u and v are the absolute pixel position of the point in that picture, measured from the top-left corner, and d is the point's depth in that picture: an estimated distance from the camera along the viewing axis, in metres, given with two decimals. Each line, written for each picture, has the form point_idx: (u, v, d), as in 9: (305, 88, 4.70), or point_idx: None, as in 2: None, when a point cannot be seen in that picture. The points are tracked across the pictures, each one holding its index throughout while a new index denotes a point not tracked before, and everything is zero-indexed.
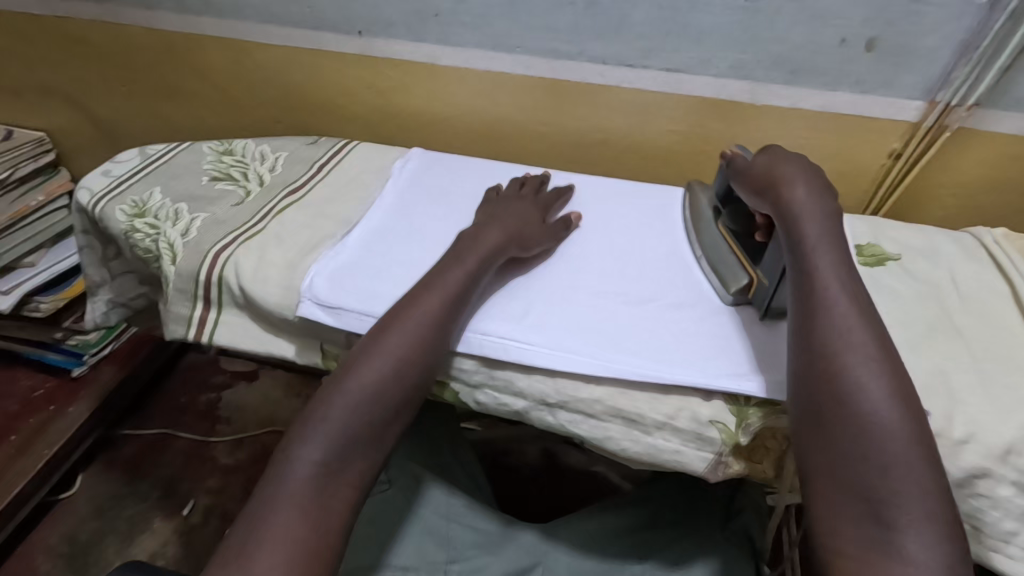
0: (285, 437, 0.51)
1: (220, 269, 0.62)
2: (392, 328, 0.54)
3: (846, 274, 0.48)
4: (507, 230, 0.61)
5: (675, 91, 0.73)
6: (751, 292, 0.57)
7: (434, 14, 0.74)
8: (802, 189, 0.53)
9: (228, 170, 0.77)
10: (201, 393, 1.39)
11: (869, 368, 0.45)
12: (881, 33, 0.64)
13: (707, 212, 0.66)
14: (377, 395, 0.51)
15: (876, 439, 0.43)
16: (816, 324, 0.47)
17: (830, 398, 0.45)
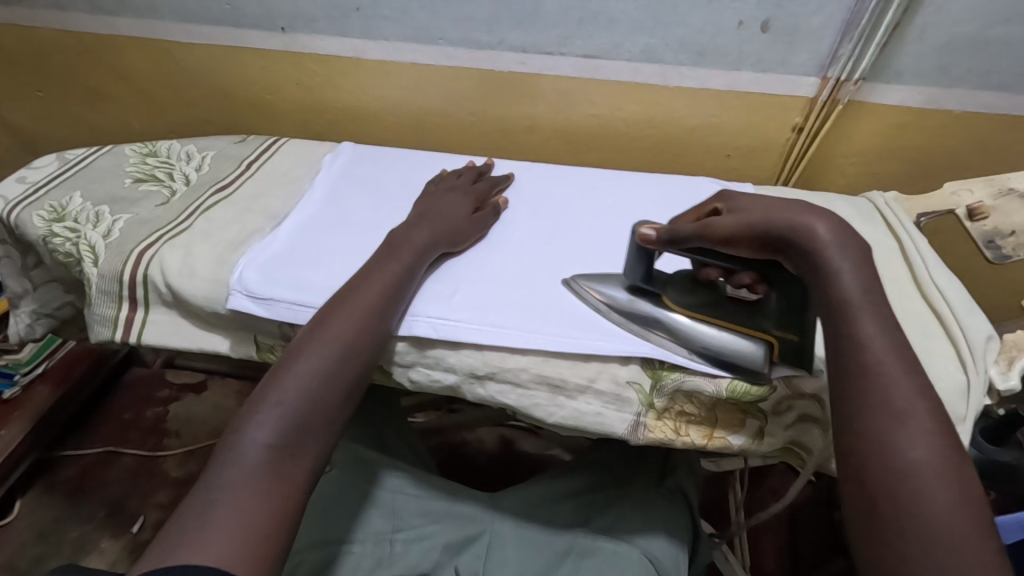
0: (230, 425, 0.47)
1: (145, 267, 0.62)
2: (338, 313, 0.54)
3: (885, 317, 0.43)
4: (435, 229, 0.63)
5: (593, 76, 0.77)
6: (777, 353, 0.52)
7: (355, 8, 0.74)
8: (824, 226, 0.44)
9: (152, 172, 0.76)
10: (146, 407, 1.35)
11: (918, 430, 0.39)
12: (773, 14, 0.69)
13: (645, 304, 0.57)
14: (328, 379, 0.50)
15: (920, 502, 0.36)
16: (848, 369, 0.42)
17: (884, 468, 0.38)
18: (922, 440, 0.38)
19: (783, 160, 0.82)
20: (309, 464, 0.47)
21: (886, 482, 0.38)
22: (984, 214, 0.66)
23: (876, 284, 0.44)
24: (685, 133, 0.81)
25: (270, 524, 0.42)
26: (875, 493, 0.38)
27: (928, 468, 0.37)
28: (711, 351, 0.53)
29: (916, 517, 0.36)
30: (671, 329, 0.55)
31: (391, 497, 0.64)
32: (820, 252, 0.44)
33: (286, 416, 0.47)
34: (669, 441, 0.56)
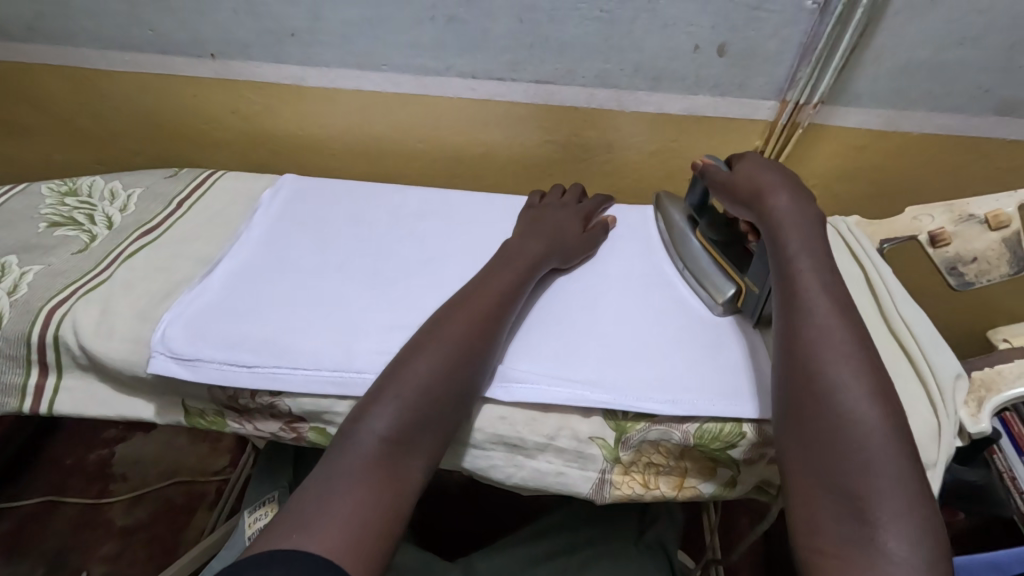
0: (349, 413, 0.49)
1: (56, 327, 0.56)
2: (456, 310, 0.54)
3: (829, 275, 0.48)
4: (550, 241, 0.63)
5: (547, 102, 0.73)
6: (741, 302, 0.58)
7: (290, 34, 0.68)
8: (785, 194, 0.54)
9: (70, 214, 0.70)
10: (88, 452, 1.26)
11: (838, 337, 0.44)
12: (728, 38, 0.66)
13: (682, 222, 0.66)
14: (444, 374, 0.49)
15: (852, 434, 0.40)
16: (794, 314, 0.47)
17: (810, 371, 0.43)
18: (837, 345, 0.44)
19: None
20: (423, 463, 0.47)
21: (807, 382, 0.43)
22: (947, 239, 0.65)
23: (818, 229, 0.51)
24: (644, 157, 0.78)
25: (376, 518, 0.43)
26: (801, 395, 0.43)
27: (845, 368, 0.43)
28: (693, 281, 0.61)
29: (836, 414, 0.41)
30: (687, 256, 0.63)
31: None
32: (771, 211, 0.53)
33: (405, 407, 0.47)
34: (637, 496, 0.52)
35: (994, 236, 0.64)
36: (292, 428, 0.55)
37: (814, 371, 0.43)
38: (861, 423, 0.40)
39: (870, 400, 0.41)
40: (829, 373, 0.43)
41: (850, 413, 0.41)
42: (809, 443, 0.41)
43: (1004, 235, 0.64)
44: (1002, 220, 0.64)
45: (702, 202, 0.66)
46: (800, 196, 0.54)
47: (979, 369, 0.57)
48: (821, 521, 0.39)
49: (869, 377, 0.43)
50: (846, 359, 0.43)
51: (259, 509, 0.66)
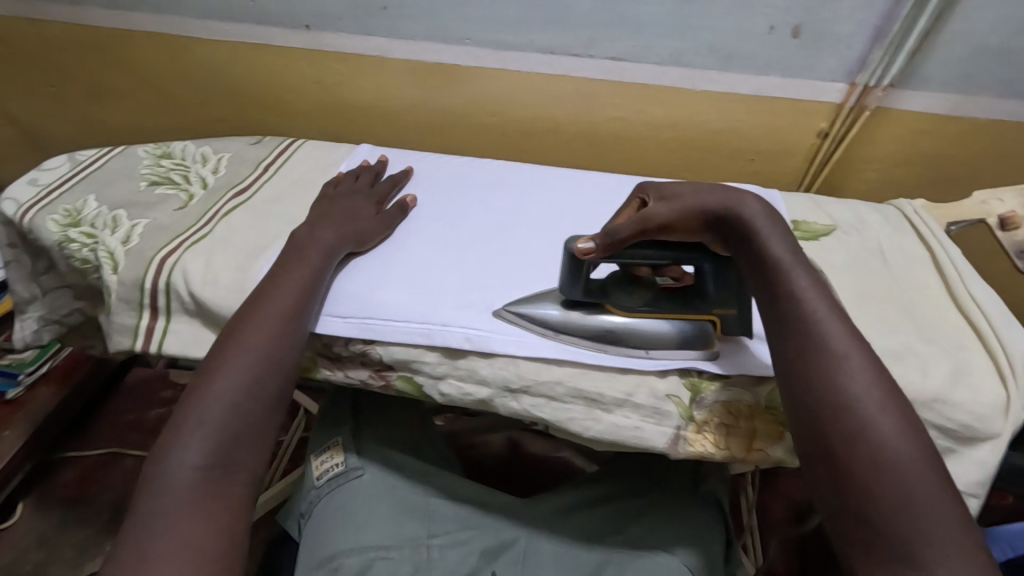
0: (152, 451, 0.47)
1: (167, 274, 0.60)
2: (256, 321, 0.54)
3: (838, 317, 0.46)
4: (342, 228, 0.63)
5: (619, 79, 0.76)
6: (717, 331, 0.56)
7: (380, 7, 0.73)
8: (755, 202, 0.51)
9: (167, 174, 0.74)
10: (148, 409, 1.33)
11: (861, 376, 0.43)
12: (803, 20, 0.68)
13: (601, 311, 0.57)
14: (247, 392, 0.50)
15: (894, 476, 0.40)
16: (810, 361, 0.45)
17: (837, 409, 0.42)
18: (863, 385, 0.43)
19: (807, 165, 0.81)
20: (246, 479, 0.48)
21: (835, 430, 0.42)
22: (1016, 224, 0.67)
23: (798, 247, 0.50)
24: (709, 136, 0.80)
25: (221, 535, 0.44)
26: (830, 437, 0.42)
27: (869, 402, 0.42)
28: (667, 350, 0.55)
29: (871, 453, 0.41)
30: (630, 335, 0.56)
31: (419, 501, 0.65)
32: (748, 227, 0.50)
33: (225, 428, 0.48)
34: (709, 455, 0.54)
35: None
36: (381, 375, 0.59)
37: (838, 409, 0.42)
38: (897, 458, 0.40)
39: (899, 431, 0.41)
40: (858, 410, 0.42)
41: (887, 448, 0.41)
42: (847, 486, 0.41)
43: None
44: None
45: (586, 285, 0.56)
46: (769, 208, 0.52)
47: None
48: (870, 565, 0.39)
49: (888, 404, 0.42)
50: (866, 391, 0.43)
51: (327, 454, 0.71)
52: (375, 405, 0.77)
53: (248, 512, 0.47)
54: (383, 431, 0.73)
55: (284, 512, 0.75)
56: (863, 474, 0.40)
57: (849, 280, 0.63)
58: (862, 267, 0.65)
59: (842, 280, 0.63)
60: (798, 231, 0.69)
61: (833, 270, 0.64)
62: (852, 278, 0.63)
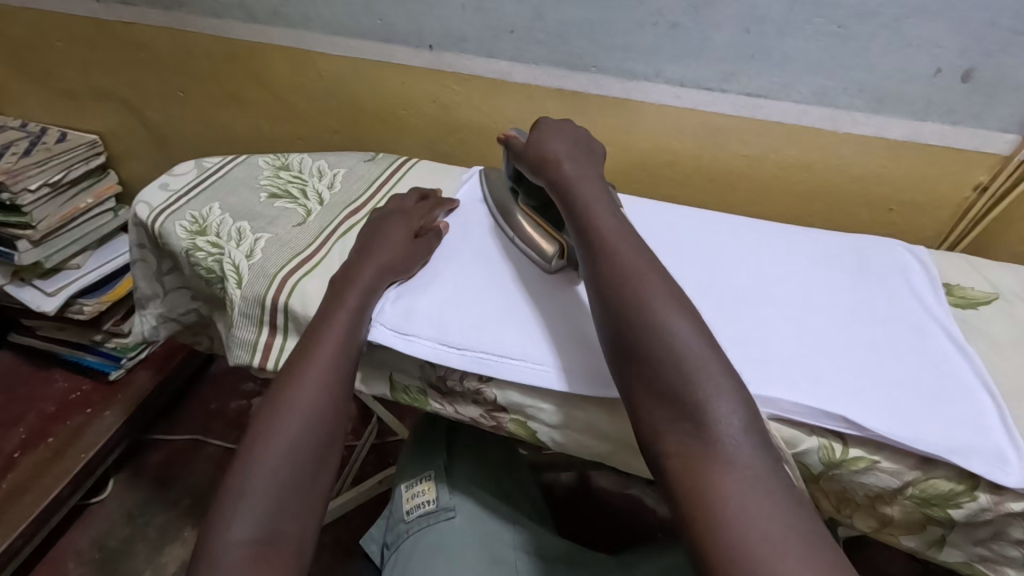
0: (201, 528, 0.45)
1: (287, 294, 0.60)
2: (301, 376, 0.52)
3: (626, 233, 0.53)
4: (380, 261, 0.61)
5: (753, 116, 0.71)
6: (565, 255, 0.62)
7: (508, 31, 0.71)
8: (569, 164, 0.60)
9: (285, 187, 0.75)
10: (231, 400, 1.37)
11: (646, 280, 0.48)
12: (979, 63, 0.61)
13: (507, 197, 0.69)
14: (297, 455, 0.48)
15: (679, 357, 0.44)
16: (610, 263, 0.50)
17: (633, 307, 0.47)
18: (652, 286, 0.48)
19: (955, 220, 0.73)
20: (293, 549, 0.45)
21: (630, 325, 0.46)
22: None
23: (597, 180, 0.59)
24: (846, 181, 0.74)
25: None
26: (631, 338, 0.46)
27: (659, 296, 0.47)
28: (522, 243, 0.64)
29: (660, 340, 0.45)
30: (508, 223, 0.66)
31: (510, 553, 0.61)
32: (562, 177, 0.59)
33: (272, 496, 0.46)
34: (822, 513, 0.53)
35: None
36: (493, 416, 0.57)
37: (638, 305, 0.47)
38: (680, 336, 0.44)
39: (682, 317, 0.46)
40: (651, 308, 0.46)
41: (675, 332, 0.45)
42: (649, 371, 0.44)
43: None
44: None
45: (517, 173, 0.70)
46: (585, 168, 0.60)
47: None
48: (670, 440, 0.42)
49: (675, 299, 0.47)
50: (662, 291, 0.48)
51: (418, 488, 0.68)
52: (469, 439, 0.74)
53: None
54: (478, 467, 0.70)
55: (365, 537, 0.72)
56: (656, 359, 0.44)
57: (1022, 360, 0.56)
58: None
59: (1015, 360, 0.56)
60: (954, 297, 0.62)
61: (1003, 346, 0.57)
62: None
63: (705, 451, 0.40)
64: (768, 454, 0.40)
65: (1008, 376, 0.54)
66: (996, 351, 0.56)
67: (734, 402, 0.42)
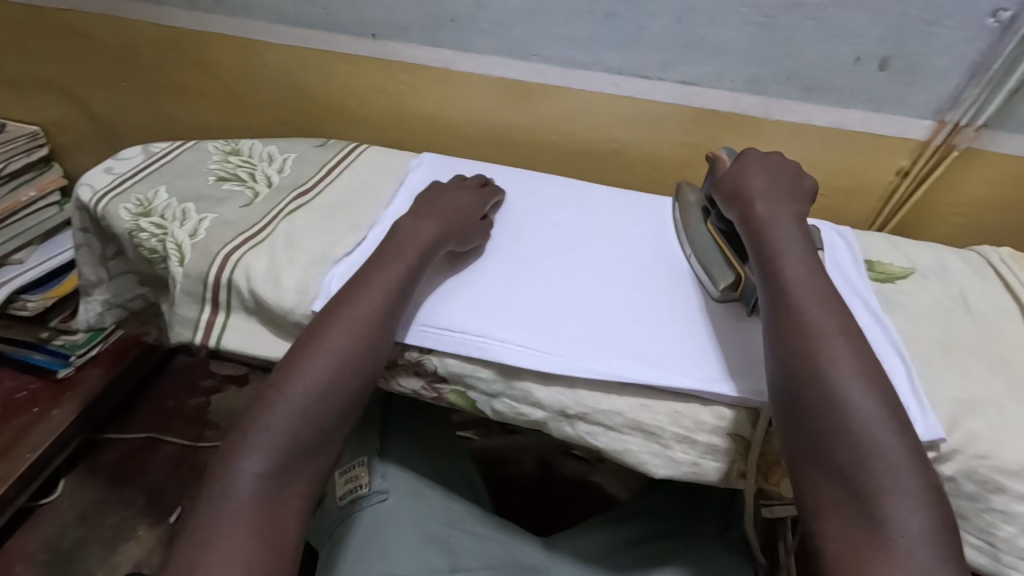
0: (221, 451, 0.49)
1: (230, 271, 0.61)
2: (336, 329, 0.53)
3: (826, 295, 0.50)
4: (448, 222, 0.62)
5: (688, 104, 0.74)
6: (739, 289, 0.58)
7: (450, 19, 0.74)
8: (762, 202, 0.57)
9: (234, 171, 0.76)
10: (189, 397, 1.34)
11: (838, 348, 0.47)
12: (894, 52, 0.65)
13: (696, 212, 0.67)
14: (318, 401, 0.50)
15: (860, 439, 0.43)
16: (797, 320, 0.49)
17: (810, 368, 0.46)
18: (839, 356, 0.46)
19: (882, 205, 0.77)
20: (302, 488, 0.49)
21: (810, 388, 0.45)
22: None
23: (794, 225, 0.56)
24: None
25: (272, 533, 0.46)
26: (803, 399, 0.45)
27: (847, 367, 0.45)
28: (698, 264, 0.62)
29: (834, 411, 0.44)
30: (692, 239, 0.64)
31: (444, 531, 0.64)
32: (755, 217, 0.57)
33: (290, 436, 0.48)
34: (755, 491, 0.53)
35: None
36: (433, 387, 0.57)
37: (818, 369, 0.46)
38: (860, 414, 0.44)
39: (864, 393, 0.44)
40: (832, 379, 0.45)
41: (854, 409, 0.44)
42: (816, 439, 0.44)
43: None
44: None
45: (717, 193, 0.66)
46: (784, 210, 0.57)
47: None
48: (831, 519, 0.42)
49: (868, 374, 0.45)
50: (850, 360, 0.46)
51: (349, 473, 0.68)
52: (401, 416, 0.75)
53: (300, 523, 0.48)
54: (412, 447, 0.72)
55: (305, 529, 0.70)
56: (827, 432, 0.44)
57: (932, 328, 0.59)
58: (946, 315, 0.61)
59: (927, 328, 0.59)
60: (874, 272, 0.66)
61: (915, 315, 0.60)
62: (935, 326, 0.59)
63: (874, 543, 0.40)
64: (943, 557, 0.39)
65: (920, 342, 0.57)
66: (910, 321, 0.60)
67: (917, 503, 0.40)
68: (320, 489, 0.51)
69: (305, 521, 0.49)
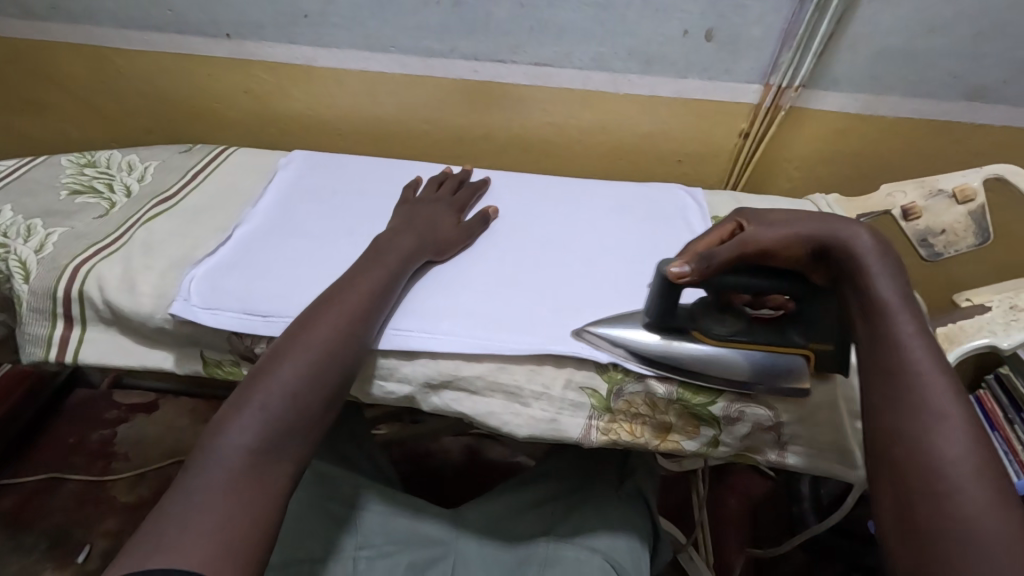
0: (207, 427, 0.47)
1: (81, 283, 0.59)
2: (326, 314, 0.53)
3: (945, 372, 0.45)
4: (422, 235, 0.63)
5: (545, 84, 0.78)
6: (813, 366, 0.53)
7: (303, 16, 0.74)
8: (865, 235, 0.49)
9: (90, 183, 0.73)
10: (92, 431, 1.24)
11: (952, 433, 0.42)
12: (716, 24, 0.70)
13: (677, 344, 0.53)
14: (313, 383, 0.49)
15: (970, 534, 0.38)
16: (911, 402, 0.43)
17: (927, 463, 0.41)
18: (955, 439, 0.41)
19: (733, 164, 0.84)
20: (288, 469, 0.46)
21: (916, 474, 0.41)
22: (917, 214, 0.68)
23: (911, 293, 0.48)
24: (637, 139, 0.82)
25: (259, 525, 0.43)
26: (918, 494, 0.41)
27: (965, 459, 0.41)
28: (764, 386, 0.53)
29: (947, 495, 0.40)
30: (719, 371, 0.53)
31: (347, 509, 0.63)
32: (858, 255, 0.48)
33: (278, 412, 0.47)
34: (623, 443, 0.55)
35: (961, 210, 0.67)
36: None
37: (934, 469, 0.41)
38: (985, 530, 0.38)
39: (991, 506, 0.39)
40: (949, 465, 0.41)
41: (967, 499, 0.39)
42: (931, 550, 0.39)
43: (970, 208, 0.67)
44: (968, 194, 0.67)
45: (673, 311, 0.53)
46: (887, 252, 0.49)
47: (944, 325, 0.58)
48: None
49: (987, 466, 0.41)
50: (972, 462, 0.41)
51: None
52: None
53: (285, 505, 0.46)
54: None
55: None
56: (947, 543, 0.38)
57: None
58: None
59: None
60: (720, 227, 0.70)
61: None
62: None
63: None
64: None
65: None
66: None
67: None
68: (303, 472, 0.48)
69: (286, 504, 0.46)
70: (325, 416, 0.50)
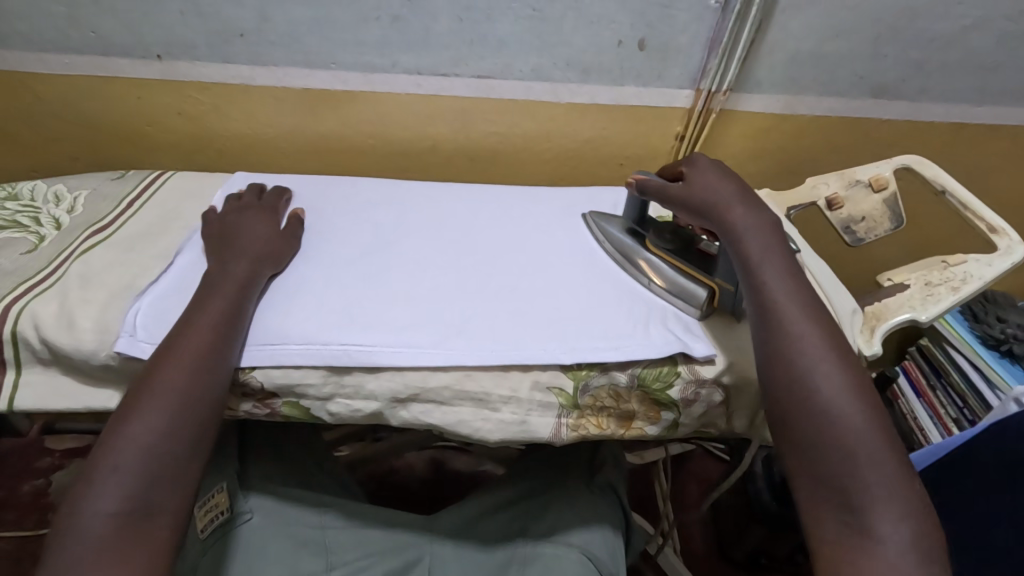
0: (63, 504, 0.45)
1: (14, 323, 0.56)
2: (178, 352, 0.51)
3: (805, 300, 0.51)
4: (250, 253, 0.61)
5: (489, 95, 0.80)
6: (716, 300, 0.61)
7: (238, 34, 0.72)
8: (738, 206, 0.57)
9: (14, 217, 0.69)
10: (25, 482, 1.14)
11: (813, 347, 0.49)
12: (647, 34, 0.74)
13: (630, 241, 0.67)
14: (172, 429, 0.48)
15: (836, 430, 0.45)
16: (777, 332, 0.50)
17: (794, 382, 0.48)
18: (815, 352, 0.49)
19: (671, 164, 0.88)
20: (169, 522, 0.46)
21: (788, 392, 0.48)
22: (840, 204, 0.74)
23: (779, 241, 0.55)
24: (581, 144, 0.85)
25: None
26: (783, 400, 0.48)
27: (825, 371, 0.48)
28: (667, 290, 0.63)
29: (815, 407, 0.47)
30: (646, 268, 0.65)
31: (317, 533, 0.62)
32: (733, 225, 0.56)
33: (141, 470, 0.46)
34: (592, 436, 0.57)
35: (877, 198, 0.74)
36: (266, 404, 0.56)
37: (804, 389, 0.47)
38: (846, 430, 0.45)
39: (852, 408, 0.46)
40: (808, 376, 0.48)
41: (830, 408, 0.46)
42: (807, 455, 0.46)
43: (884, 196, 0.74)
44: (882, 183, 0.73)
45: (641, 214, 0.69)
46: (755, 206, 0.57)
47: (871, 303, 0.64)
48: (829, 522, 0.44)
49: (847, 375, 0.48)
50: (827, 369, 0.48)
51: (209, 500, 0.59)
52: (264, 439, 0.71)
53: (168, 560, 0.46)
54: (274, 462, 0.68)
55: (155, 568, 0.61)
56: (806, 427, 0.46)
57: None
58: None
59: None
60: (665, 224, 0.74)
61: None
62: None
63: (857, 529, 0.43)
64: (922, 537, 0.42)
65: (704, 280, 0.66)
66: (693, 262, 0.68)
67: (899, 513, 0.43)
68: (188, 522, 0.48)
69: (170, 561, 0.46)
70: (195, 463, 0.49)
